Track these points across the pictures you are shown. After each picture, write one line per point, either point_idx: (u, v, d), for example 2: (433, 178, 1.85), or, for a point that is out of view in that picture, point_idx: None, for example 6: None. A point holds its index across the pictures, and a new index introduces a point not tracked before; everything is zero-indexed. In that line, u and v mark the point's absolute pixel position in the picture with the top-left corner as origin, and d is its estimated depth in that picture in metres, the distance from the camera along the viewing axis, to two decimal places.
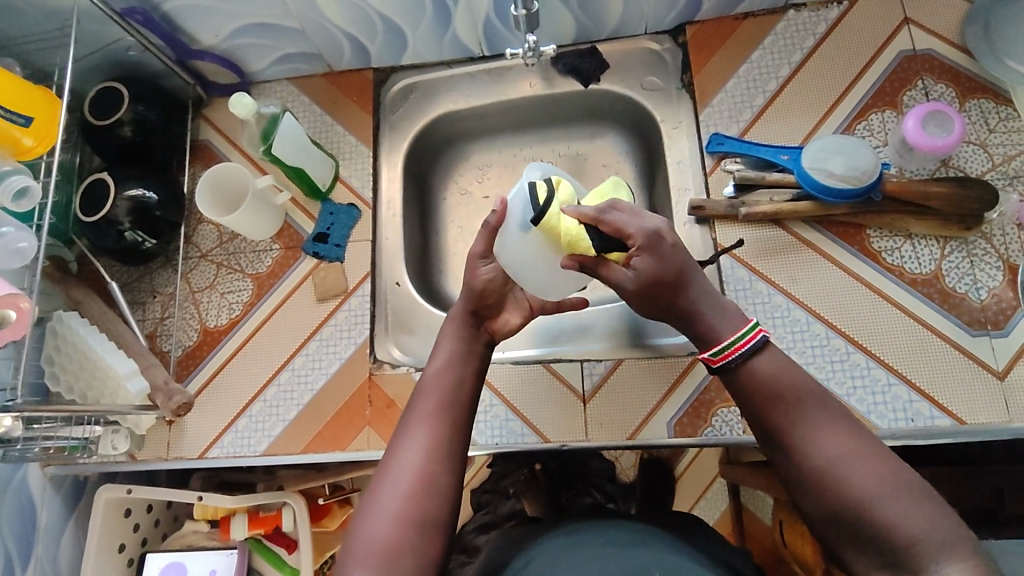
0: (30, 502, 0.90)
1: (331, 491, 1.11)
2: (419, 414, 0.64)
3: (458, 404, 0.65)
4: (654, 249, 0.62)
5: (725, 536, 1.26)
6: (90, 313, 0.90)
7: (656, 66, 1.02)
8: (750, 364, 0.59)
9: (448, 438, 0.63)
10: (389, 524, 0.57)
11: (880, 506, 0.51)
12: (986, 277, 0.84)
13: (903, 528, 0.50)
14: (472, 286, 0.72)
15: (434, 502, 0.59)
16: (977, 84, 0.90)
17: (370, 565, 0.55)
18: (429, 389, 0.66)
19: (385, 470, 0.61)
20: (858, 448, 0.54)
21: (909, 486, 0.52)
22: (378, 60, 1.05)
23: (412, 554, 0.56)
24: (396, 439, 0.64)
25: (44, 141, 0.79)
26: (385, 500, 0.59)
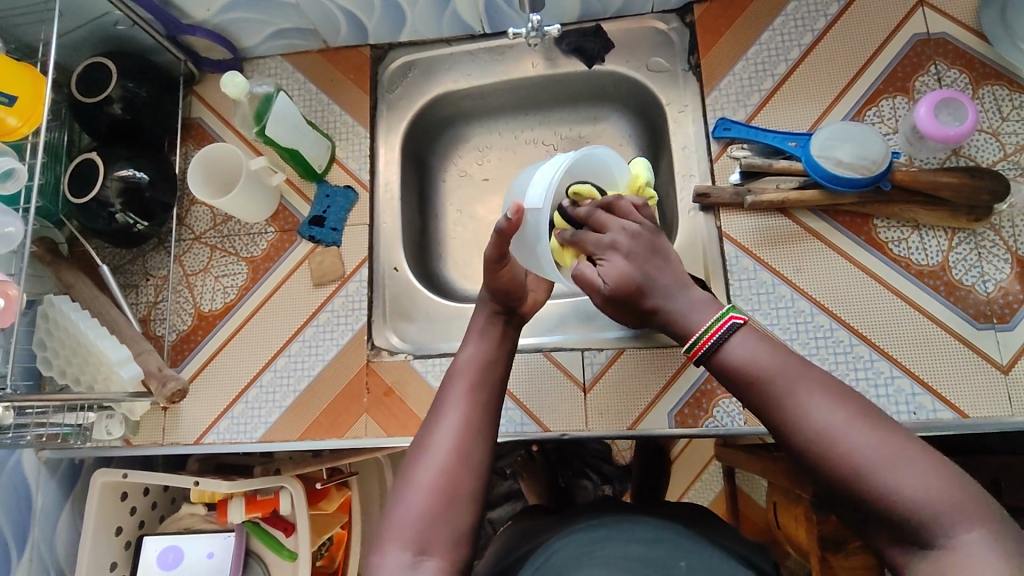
0: (25, 487, 0.89)
1: (329, 475, 1.12)
2: (454, 392, 0.63)
3: (491, 385, 0.64)
4: (609, 259, 0.62)
5: (720, 516, 1.26)
6: (82, 298, 0.88)
7: (662, 46, 0.99)
8: (729, 347, 0.56)
9: (481, 416, 0.61)
10: (423, 498, 0.56)
11: (881, 474, 0.48)
12: (994, 269, 0.83)
13: (907, 494, 0.48)
14: (495, 283, 0.69)
15: (467, 476, 0.58)
16: (992, 70, 0.87)
17: (404, 538, 0.54)
18: (462, 370, 0.65)
19: (419, 446, 0.60)
20: (854, 411, 0.51)
21: (911, 448, 0.49)
22: (375, 37, 1.01)
23: (446, 527, 0.55)
24: (430, 415, 0.62)
25: (29, 121, 0.76)
26: (420, 475, 0.57)
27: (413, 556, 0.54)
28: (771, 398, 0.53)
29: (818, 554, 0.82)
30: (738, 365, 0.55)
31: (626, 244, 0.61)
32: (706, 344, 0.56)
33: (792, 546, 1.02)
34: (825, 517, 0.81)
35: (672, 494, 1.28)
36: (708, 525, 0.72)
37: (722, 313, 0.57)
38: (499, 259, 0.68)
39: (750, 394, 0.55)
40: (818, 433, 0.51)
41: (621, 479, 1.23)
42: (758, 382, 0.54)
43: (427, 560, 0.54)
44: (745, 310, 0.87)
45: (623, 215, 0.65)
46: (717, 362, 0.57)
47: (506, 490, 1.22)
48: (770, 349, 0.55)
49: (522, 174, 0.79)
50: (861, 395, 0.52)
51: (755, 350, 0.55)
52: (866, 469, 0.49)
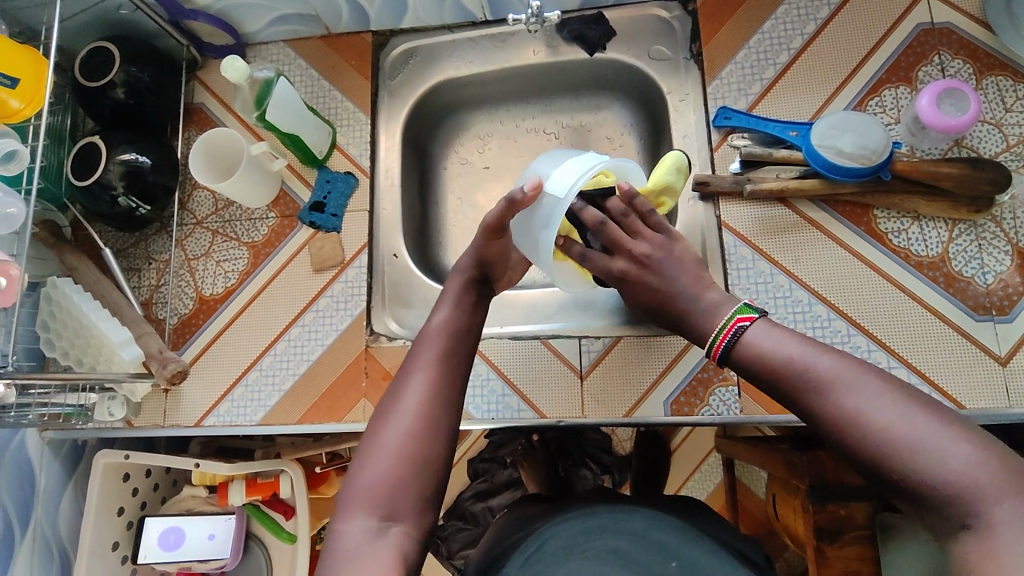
0: (29, 466, 0.91)
1: (329, 459, 1.11)
2: (421, 361, 0.63)
3: (459, 353, 0.65)
4: (623, 286, 0.69)
5: (717, 509, 1.27)
6: (84, 280, 0.89)
7: (664, 34, 0.98)
8: (741, 347, 0.58)
9: (446, 383, 0.62)
10: (390, 461, 0.56)
11: (911, 452, 0.47)
12: (994, 261, 0.82)
13: (939, 471, 0.46)
14: (481, 252, 0.73)
15: (435, 442, 0.58)
16: (996, 60, 0.87)
17: (370, 502, 0.55)
18: (431, 338, 0.65)
19: (386, 410, 0.60)
20: (884, 391, 0.50)
21: (941, 423, 0.48)
22: (377, 23, 1.01)
23: (412, 492, 0.56)
24: (397, 382, 0.63)
25: (32, 104, 0.77)
26: (387, 438, 0.58)
27: (379, 522, 0.54)
28: (795, 384, 0.54)
29: (815, 544, 0.82)
30: (760, 355, 0.57)
31: (636, 273, 0.67)
32: (719, 346, 0.60)
33: (788, 537, 1.02)
34: (821, 506, 0.82)
35: (670, 486, 1.28)
36: (700, 515, 0.73)
37: (730, 316, 0.60)
38: (500, 229, 0.71)
39: (774, 383, 0.55)
40: (842, 414, 0.51)
41: (621, 469, 1.24)
42: (781, 369, 0.55)
43: (394, 527, 0.54)
44: (743, 298, 0.87)
45: (634, 231, 0.68)
46: (739, 357, 0.59)
47: (506, 478, 1.23)
48: (792, 342, 0.56)
49: (539, 159, 0.78)
50: (893, 377, 0.52)
51: (777, 340, 0.56)
52: (893, 447, 0.48)
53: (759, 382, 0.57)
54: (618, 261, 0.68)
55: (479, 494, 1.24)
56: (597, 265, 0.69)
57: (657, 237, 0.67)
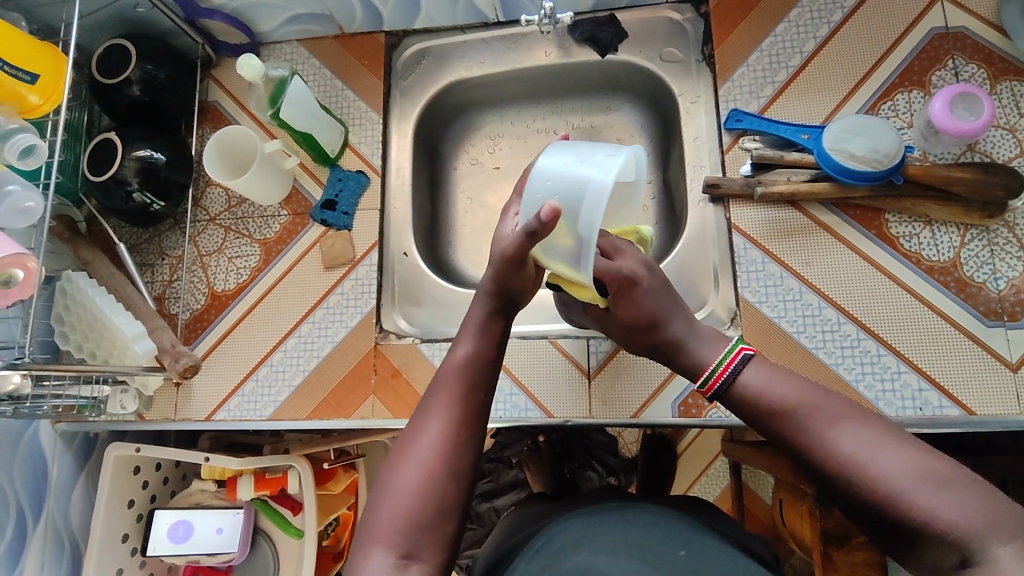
0: (42, 457, 0.92)
1: (337, 456, 1.14)
2: (439, 396, 0.61)
3: (481, 388, 0.63)
4: (625, 294, 0.63)
5: (724, 511, 1.28)
6: (98, 274, 0.90)
7: (676, 36, 0.99)
8: (740, 381, 0.57)
9: (467, 421, 0.60)
10: (408, 501, 0.55)
11: (914, 491, 0.47)
12: (1006, 266, 0.82)
13: (944, 513, 0.46)
14: (501, 276, 0.65)
15: (454, 484, 0.57)
16: (1011, 65, 0.86)
17: (388, 541, 0.54)
18: (449, 372, 0.63)
19: (404, 448, 0.59)
20: (882, 433, 0.50)
21: (941, 465, 0.48)
22: (390, 24, 1.02)
23: (431, 532, 0.55)
24: (414, 420, 0.61)
25: (51, 99, 0.78)
26: (405, 479, 0.56)
27: (398, 560, 0.53)
28: (795, 428, 0.53)
29: (821, 549, 0.82)
30: (757, 393, 0.56)
31: (646, 275, 0.63)
32: (720, 377, 0.58)
33: (795, 543, 1.02)
34: (829, 511, 0.81)
35: (678, 487, 1.28)
36: (707, 515, 0.73)
37: (732, 346, 0.59)
38: (516, 259, 0.62)
39: (772, 428, 0.55)
40: (844, 458, 0.50)
41: (626, 471, 1.24)
42: (779, 412, 0.54)
43: (413, 563, 0.53)
44: (751, 303, 0.87)
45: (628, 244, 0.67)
46: (737, 392, 0.57)
47: (512, 479, 1.23)
48: (786, 380, 0.56)
49: (550, 151, 0.66)
50: (887, 421, 0.52)
51: (773, 381, 0.56)
52: (897, 488, 0.47)
53: (753, 423, 0.57)
54: (624, 262, 0.64)
55: (484, 494, 1.24)
56: (599, 266, 0.63)
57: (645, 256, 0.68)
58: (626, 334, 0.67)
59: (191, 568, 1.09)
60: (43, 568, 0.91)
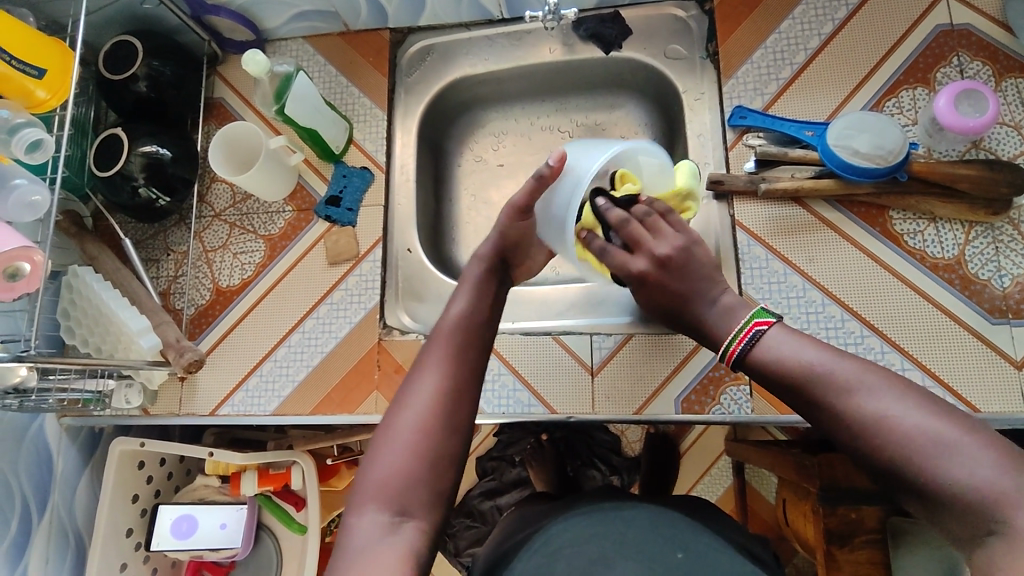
0: (47, 450, 0.92)
1: (340, 452, 1.13)
2: (432, 357, 0.62)
3: (474, 347, 0.64)
4: (641, 288, 0.67)
5: (727, 512, 1.27)
6: (104, 269, 0.91)
7: (680, 33, 0.99)
8: (756, 351, 0.59)
9: (460, 377, 0.61)
10: (401, 458, 0.56)
11: (939, 456, 0.47)
12: (1011, 264, 0.82)
13: (958, 473, 0.46)
14: (504, 233, 0.73)
15: (448, 440, 0.58)
16: (1016, 62, 0.86)
17: (381, 497, 0.54)
18: (446, 331, 0.65)
19: (398, 407, 0.59)
20: (904, 396, 0.51)
21: (961, 428, 0.48)
22: (395, 21, 1.02)
23: (425, 488, 0.55)
24: (408, 377, 0.62)
25: (58, 94, 0.78)
26: (400, 433, 0.57)
27: (391, 517, 0.53)
28: (814, 391, 0.54)
29: (824, 547, 0.82)
30: (780, 360, 0.57)
31: (655, 274, 0.65)
32: (736, 350, 0.60)
33: (798, 542, 1.02)
34: (831, 509, 0.81)
35: (681, 486, 1.28)
36: (710, 513, 0.73)
37: (748, 319, 0.60)
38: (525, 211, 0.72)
39: (793, 389, 0.55)
40: (863, 419, 0.51)
41: (629, 470, 1.24)
42: (800, 372, 0.55)
43: (407, 522, 0.54)
44: (755, 299, 0.87)
45: (656, 230, 0.66)
46: (755, 360, 0.59)
47: (515, 477, 1.23)
48: (809, 349, 0.56)
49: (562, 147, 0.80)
50: (912, 383, 0.52)
51: (797, 346, 0.57)
52: (912, 449, 0.48)
53: (775, 388, 0.57)
54: (637, 259, 0.65)
55: (487, 493, 1.24)
56: (614, 263, 0.67)
57: (680, 238, 0.65)
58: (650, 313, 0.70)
59: (195, 564, 1.12)
60: (48, 561, 0.92)
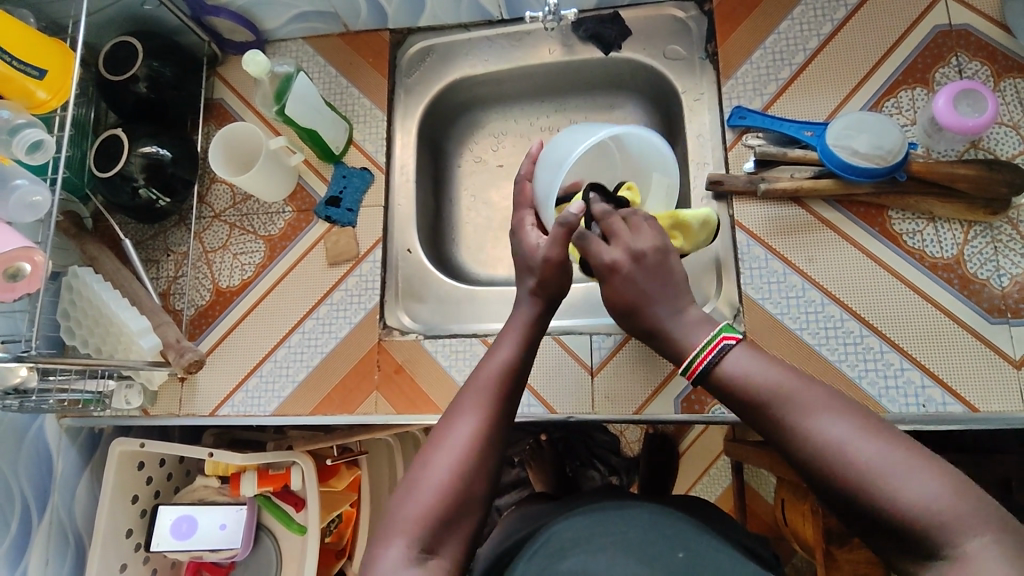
0: (47, 451, 0.92)
1: (340, 453, 1.15)
2: (468, 395, 0.62)
3: (511, 394, 0.64)
4: (609, 281, 0.64)
5: (726, 510, 1.27)
6: (104, 270, 0.91)
7: (680, 34, 0.99)
8: (721, 366, 0.58)
9: (495, 426, 0.61)
10: (433, 496, 0.56)
11: (892, 481, 0.48)
12: (1010, 263, 0.82)
13: (908, 502, 0.47)
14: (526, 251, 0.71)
15: (479, 485, 0.58)
16: (1014, 62, 0.86)
17: (410, 533, 0.54)
18: (486, 373, 0.64)
19: (434, 444, 0.59)
20: (860, 424, 0.51)
21: (915, 457, 0.49)
22: (395, 21, 1.02)
23: (451, 529, 0.56)
24: (445, 418, 0.62)
25: (58, 95, 0.78)
26: (433, 474, 0.57)
27: (417, 553, 0.53)
28: (772, 413, 0.54)
29: (823, 547, 0.82)
30: (741, 379, 0.56)
31: (627, 267, 0.62)
32: (702, 363, 0.58)
33: (797, 542, 1.02)
34: (830, 509, 0.81)
35: (680, 487, 1.28)
36: (710, 514, 0.73)
37: (716, 333, 0.58)
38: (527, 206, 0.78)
39: (751, 409, 0.56)
40: (819, 443, 0.51)
41: (628, 470, 1.24)
42: (763, 394, 0.55)
43: (431, 560, 0.54)
44: (754, 299, 0.87)
45: (635, 228, 0.65)
46: (719, 377, 0.58)
47: (514, 477, 1.23)
48: (769, 371, 0.56)
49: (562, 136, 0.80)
50: (869, 412, 0.53)
51: (758, 366, 0.57)
52: (864, 474, 0.49)
53: (737, 408, 0.57)
54: (614, 250, 0.63)
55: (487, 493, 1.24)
56: (588, 249, 0.64)
57: (657, 239, 0.64)
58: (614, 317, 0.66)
59: (194, 564, 1.12)
60: (47, 562, 0.92)
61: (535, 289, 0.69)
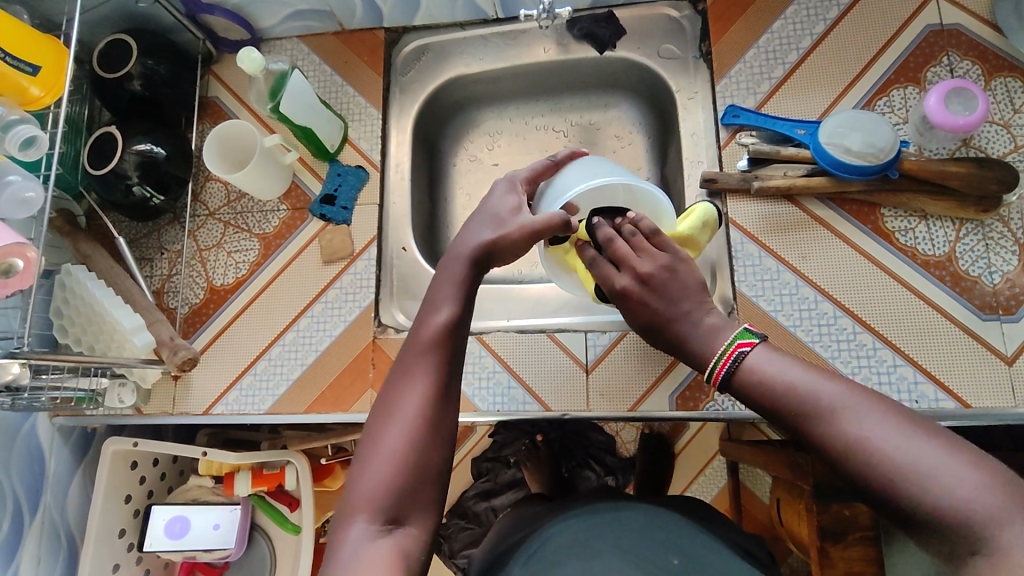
0: (39, 450, 0.92)
1: (335, 452, 1.12)
2: (413, 360, 0.61)
3: (457, 352, 0.62)
4: (624, 304, 0.66)
5: (722, 511, 1.27)
6: (97, 267, 0.90)
7: (674, 33, 0.99)
8: (743, 371, 0.58)
9: (443, 386, 0.59)
10: (389, 466, 0.55)
11: (923, 479, 0.47)
12: (1001, 261, 0.82)
13: (943, 490, 0.46)
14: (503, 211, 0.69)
15: (437, 446, 0.57)
16: (1005, 61, 0.87)
17: (370, 509, 0.53)
18: (426, 334, 0.62)
19: (384, 415, 0.58)
20: (887, 416, 0.51)
21: (946, 444, 0.48)
22: (390, 20, 1.03)
23: (414, 497, 0.55)
24: (393, 386, 0.60)
25: (52, 91, 0.78)
26: (385, 445, 0.56)
27: (380, 526, 0.53)
28: (796, 412, 0.54)
29: (817, 544, 0.82)
30: (763, 381, 0.57)
31: (637, 292, 0.64)
32: (720, 373, 0.59)
33: (792, 541, 1.02)
34: (825, 506, 0.81)
35: (675, 487, 1.28)
36: (705, 513, 0.73)
37: (730, 342, 0.60)
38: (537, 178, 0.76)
39: (777, 411, 0.56)
40: (846, 443, 0.51)
41: (624, 470, 1.24)
42: (785, 396, 0.55)
43: (398, 531, 0.53)
44: (748, 296, 0.87)
45: (640, 249, 0.65)
46: (741, 382, 0.58)
47: (509, 478, 1.23)
48: (793, 372, 0.56)
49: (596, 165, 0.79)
50: (898, 405, 0.52)
51: (781, 365, 0.57)
52: (894, 473, 0.48)
53: (761, 410, 0.57)
54: (622, 276, 0.65)
55: (483, 493, 1.24)
56: (600, 275, 0.67)
57: (664, 258, 0.65)
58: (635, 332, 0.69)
59: (188, 564, 1.11)
60: (39, 561, 0.91)
61: (489, 241, 0.66)
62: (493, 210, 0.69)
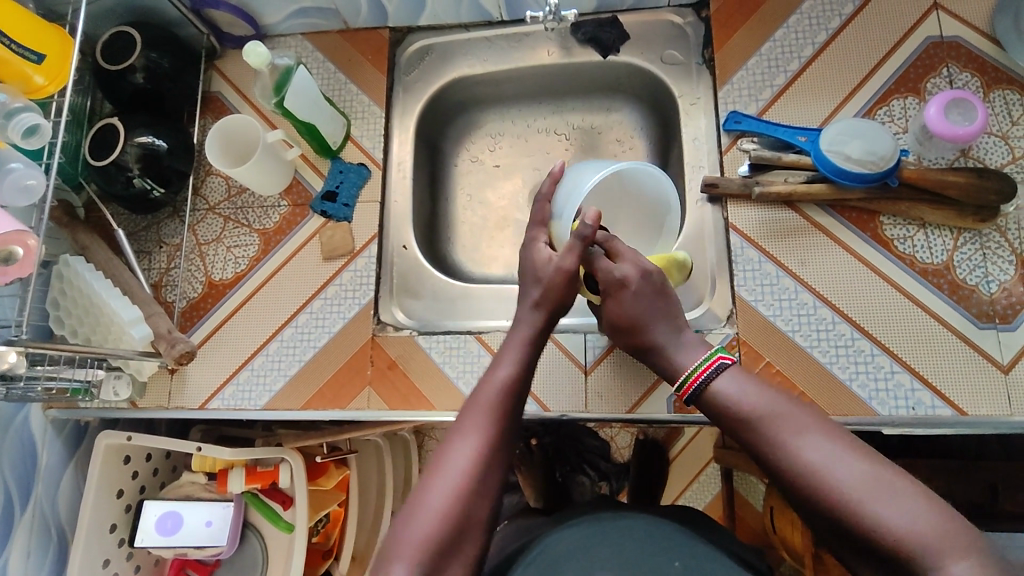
0: (32, 442, 0.91)
1: (329, 450, 1.13)
2: (469, 416, 0.63)
3: (510, 414, 0.64)
4: (614, 295, 0.69)
5: (715, 518, 1.28)
6: (96, 259, 0.90)
7: (677, 39, 1.00)
8: (710, 389, 0.62)
9: (495, 445, 0.61)
10: (434, 520, 0.56)
11: (876, 507, 0.50)
12: (998, 270, 0.83)
13: (892, 528, 0.49)
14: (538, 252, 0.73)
15: (479, 505, 0.58)
16: (1004, 74, 0.88)
17: (410, 559, 0.54)
18: (486, 393, 0.65)
19: (434, 466, 0.60)
20: (846, 447, 0.54)
21: (902, 482, 0.51)
22: (395, 20, 1.03)
23: (452, 555, 0.55)
24: (445, 442, 0.62)
25: (56, 81, 0.78)
26: (432, 498, 0.57)
27: None
28: (758, 435, 0.57)
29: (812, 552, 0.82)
30: (729, 401, 0.60)
31: (637, 280, 0.68)
32: (691, 387, 0.63)
33: (785, 550, 1.02)
34: None
35: (667, 497, 1.29)
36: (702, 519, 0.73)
37: (711, 353, 0.64)
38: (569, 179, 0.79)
39: (741, 432, 0.59)
40: (804, 469, 0.54)
41: (618, 476, 1.24)
42: (749, 419, 0.58)
43: None
44: (747, 300, 0.88)
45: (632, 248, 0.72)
46: (708, 398, 0.62)
47: None
48: (759, 395, 0.59)
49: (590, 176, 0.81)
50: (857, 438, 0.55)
51: (745, 386, 0.60)
52: (850, 499, 0.51)
53: (725, 429, 0.61)
54: (625, 265, 0.69)
55: None
56: (598, 266, 0.70)
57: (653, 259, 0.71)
58: (609, 331, 0.72)
59: (178, 561, 1.09)
60: (28, 556, 0.90)
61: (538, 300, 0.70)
62: (534, 262, 0.73)
